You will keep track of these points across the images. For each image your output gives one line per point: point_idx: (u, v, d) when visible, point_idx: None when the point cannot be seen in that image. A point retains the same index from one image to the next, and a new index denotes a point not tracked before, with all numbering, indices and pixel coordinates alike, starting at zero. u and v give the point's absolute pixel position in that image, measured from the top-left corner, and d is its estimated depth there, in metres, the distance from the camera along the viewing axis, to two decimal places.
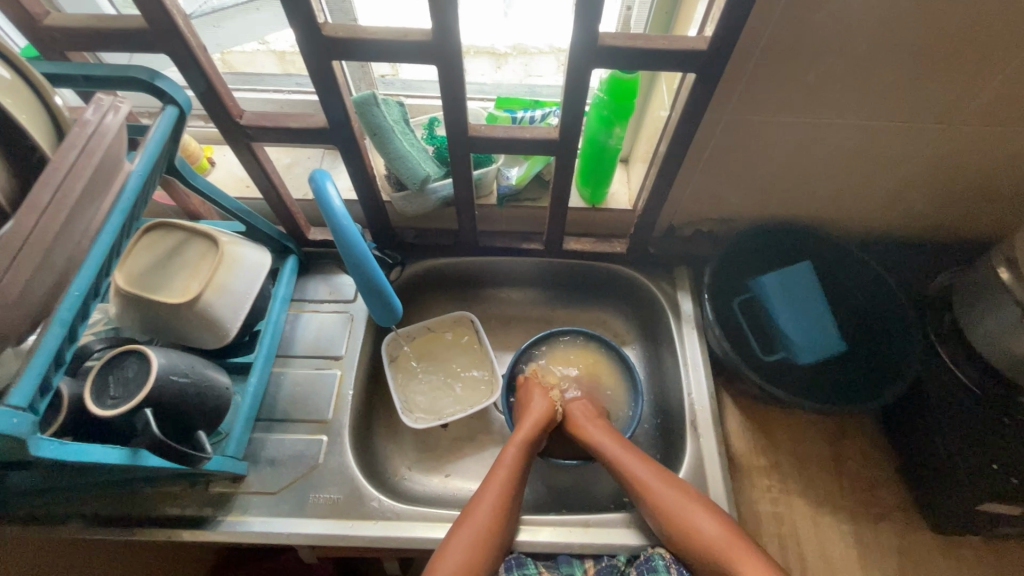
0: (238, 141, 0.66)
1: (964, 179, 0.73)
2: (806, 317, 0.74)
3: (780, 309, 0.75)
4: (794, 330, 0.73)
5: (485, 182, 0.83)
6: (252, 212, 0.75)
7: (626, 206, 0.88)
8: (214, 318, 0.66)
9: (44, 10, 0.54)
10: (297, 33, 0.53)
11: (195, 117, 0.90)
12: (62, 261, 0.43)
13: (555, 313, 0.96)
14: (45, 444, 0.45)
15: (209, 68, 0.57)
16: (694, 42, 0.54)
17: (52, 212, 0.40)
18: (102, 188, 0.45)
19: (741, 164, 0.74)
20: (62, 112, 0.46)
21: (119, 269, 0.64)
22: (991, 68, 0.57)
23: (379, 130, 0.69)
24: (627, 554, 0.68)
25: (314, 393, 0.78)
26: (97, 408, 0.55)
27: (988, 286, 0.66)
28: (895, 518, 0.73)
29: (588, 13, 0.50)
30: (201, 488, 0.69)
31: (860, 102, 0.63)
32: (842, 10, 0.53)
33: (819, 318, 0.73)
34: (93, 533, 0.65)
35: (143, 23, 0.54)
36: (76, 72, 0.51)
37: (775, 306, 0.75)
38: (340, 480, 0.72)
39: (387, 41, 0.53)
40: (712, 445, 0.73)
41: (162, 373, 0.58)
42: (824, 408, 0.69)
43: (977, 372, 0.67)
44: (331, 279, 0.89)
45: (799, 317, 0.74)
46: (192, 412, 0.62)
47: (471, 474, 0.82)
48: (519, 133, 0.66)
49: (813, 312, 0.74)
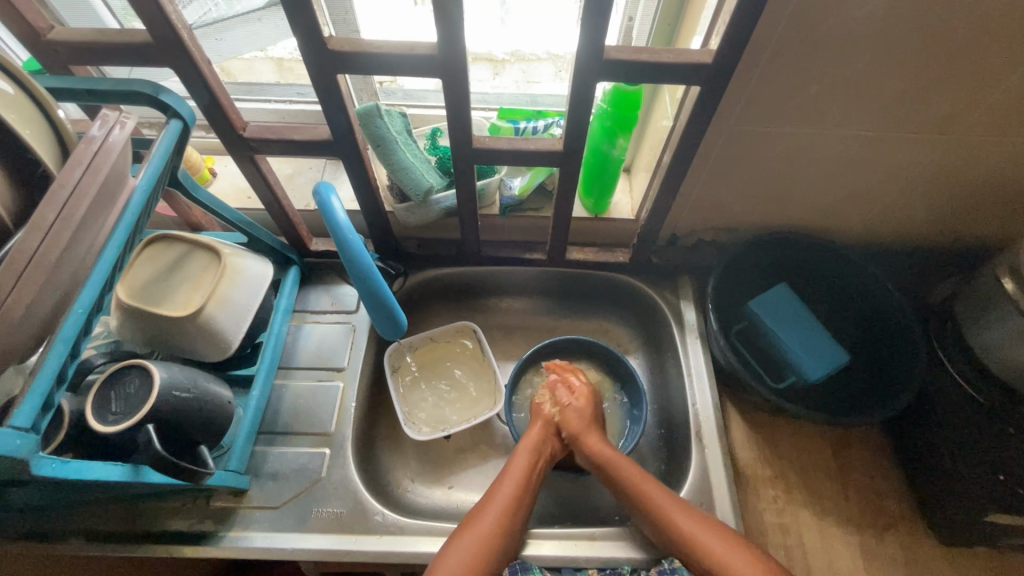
0: (241, 153, 0.66)
1: (966, 188, 0.73)
2: (806, 332, 0.74)
3: (780, 325, 0.75)
4: (797, 346, 0.73)
5: (488, 192, 0.83)
6: (254, 223, 0.75)
7: (628, 215, 0.88)
8: (216, 330, 0.66)
9: (47, 25, 0.53)
10: (302, 46, 0.52)
11: (196, 128, 0.89)
12: (67, 277, 0.42)
13: (557, 322, 0.96)
14: (46, 463, 0.45)
15: (212, 81, 0.57)
16: (699, 55, 0.54)
17: (57, 229, 0.40)
18: (106, 204, 0.45)
19: (745, 174, 0.74)
20: (66, 126, 0.45)
21: (122, 282, 0.63)
22: (995, 79, 0.58)
23: (382, 141, 0.69)
24: (632, 565, 0.67)
25: (317, 405, 0.78)
26: (99, 424, 0.54)
27: (992, 295, 0.66)
28: (901, 528, 0.73)
29: (594, 27, 0.50)
30: (203, 502, 0.69)
31: (865, 113, 0.63)
32: (846, 22, 0.53)
33: (811, 331, 0.74)
34: (93, 549, 0.64)
35: (147, 37, 0.54)
36: (80, 87, 0.51)
37: (771, 322, 0.75)
38: (343, 493, 0.71)
39: (392, 55, 0.53)
40: (717, 456, 0.73)
41: (164, 387, 0.57)
42: (830, 418, 0.68)
43: (979, 377, 0.67)
44: (333, 289, 0.88)
45: (797, 331, 0.74)
46: (194, 427, 0.61)
47: (474, 486, 0.81)
48: (523, 145, 0.65)
49: (807, 326, 0.75)
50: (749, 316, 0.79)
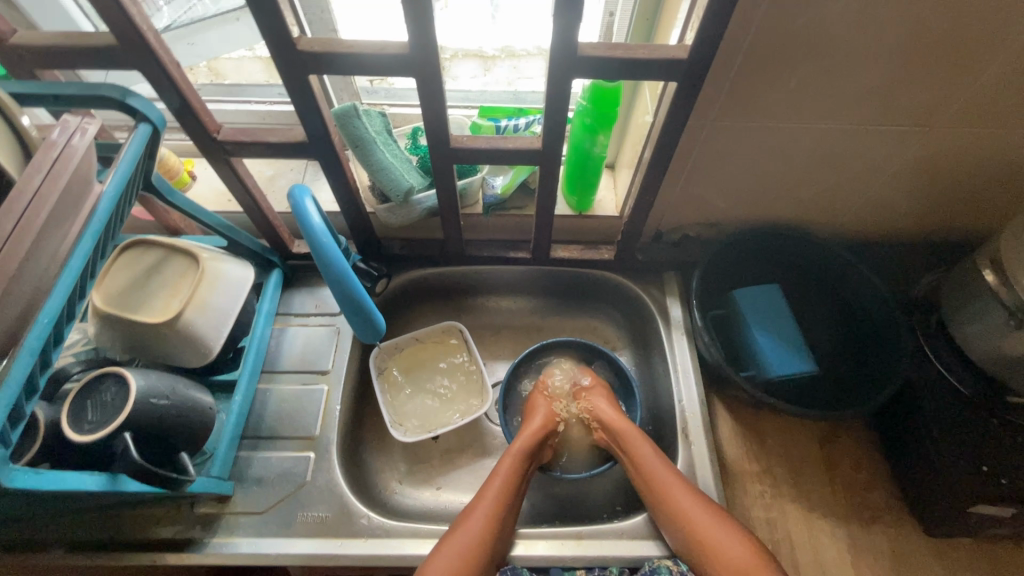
0: (216, 156, 0.65)
1: (949, 180, 0.73)
2: (779, 332, 0.75)
3: (755, 323, 0.76)
4: (770, 347, 0.74)
5: (471, 191, 0.83)
6: (234, 226, 0.74)
7: (613, 212, 0.88)
8: (195, 336, 0.65)
9: (10, 28, 0.52)
10: (270, 46, 0.52)
11: (174, 131, 0.88)
12: (29, 286, 0.41)
13: (545, 322, 0.95)
14: (15, 475, 0.44)
15: (183, 84, 0.56)
16: (674, 51, 0.53)
17: (15, 238, 0.39)
18: (70, 211, 0.44)
19: (727, 169, 0.73)
20: (30, 132, 0.44)
21: (96, 289, 0.62)
22: (975, 68, 0.57)
23: (360, 142, 0.68)
24: (621, 566, 0.67)
25: (301, 409, 0.77)
26: (73, 433, 0.53)
27: (975, 287, 0.65)
28: (889, 520, 0.73)
29: (567, 23, 0.49)
30: (186, 509, 0.68)
31: (844, 107, 0.63)
32: (821, 15, 0.53)
33: (788, 331, 0.75)
34: (74, 559, 0.64)
35: (112, 40, 0.52)
36: (45, 92, 0.50)
37: (750, 318, 0.76)
38: (328, 497, 0.71)
39: (364, 54, 0.52)
40: (703, 452, 0.73)
41: (141, 395, 0.56)
42: (805, 412, 0.68)
43: (968, 374, 0.68)
44: (317, 292, 0.88)
45: (769, 330, 0.75)
46: (173, 434, 0.60)
47: (462, 487, 0.81)
48: (502, 143, 0.65)
49: (784, 325, 0.75)
50: (732, 311, 0.79)
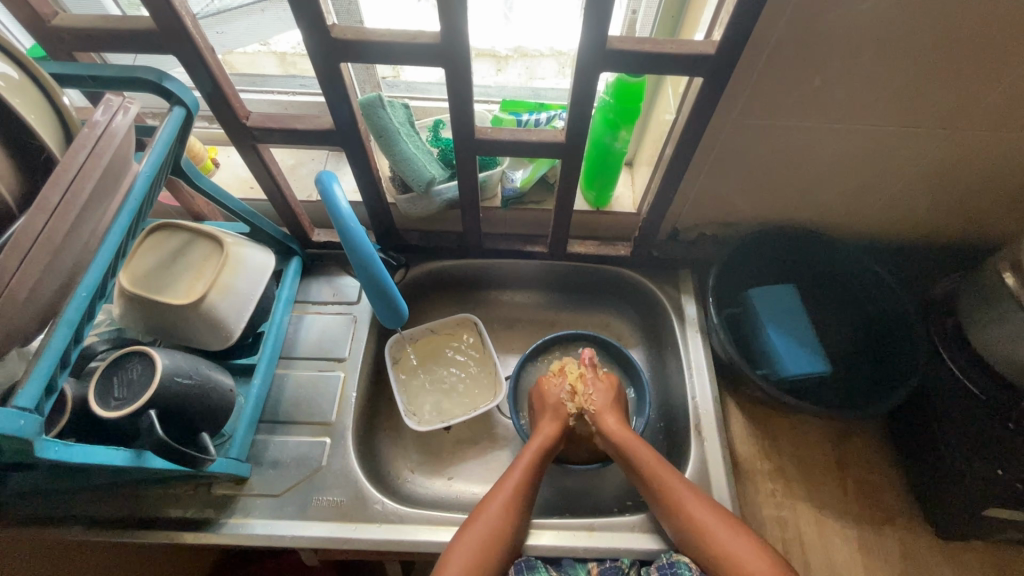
0: (244, 142, 0.66)
1: (969, 183, 0.73)
2: (794, 333, 0.75)
3: (769, 323, 0.76)
4: (785, 347, 0.74)
5: (490, 183, 0.84)
6: (258, 213, 0.75)
7: (630, 209, 0.89)
8: (218, 318, 0.66)
9: (51, 11, 0.54)
10: (305, 33, 0.53)
11: (199, 118, 0.90)
12: (69, 262, 0.42)
13: (558, 316, 0.96)
14: (49, 446, 0.45)
15: (216, 69, 0.57)
16: (701, 47, 0.54)
17: (61, 212, 0.40)
18: (109, 190, 0.45)
19: (747, 168, 0.74)
20: (70, 111, 0.46)
21: (124, 270, 0.64)
22: (1000, 71, 0.57)
23: (384, 132, 0.69)
24: (632, 558, 0.67)
25: (318, 395, 0.78)
26: (101, 409, 0.55)
27: (993, 290, 0.65)
28: (899, 523, 0.73)
29: (597, 17, 0.50)
30: (204, 489, 0.69)
31: (866, 107, 0.63)
32: (847, 15, 0.53)
33: (804, 332, 0.75)
34: (93, 535, 0.65)
35: (151, 24, 0.54)
36: (84, 73, 0.51)
37: (765, 317, 0.76)
38: (343, 482, 0.72)
39: (396, 43, 0.53)
40: (716, 447, 0.73)
41: (166, 374, 0.57)
42: (819, 412, 0.69)
43: (991, 382, 0.66)
44: (335, 281, 0.89)
45: (785, 330, 0.75)
46: (195, 413, 0.61)
47: (474, 477, 0.82)
48: (526, 136, 0.65)
49: (800, 325, 0.76)
50: (746, 307, 0.80)
